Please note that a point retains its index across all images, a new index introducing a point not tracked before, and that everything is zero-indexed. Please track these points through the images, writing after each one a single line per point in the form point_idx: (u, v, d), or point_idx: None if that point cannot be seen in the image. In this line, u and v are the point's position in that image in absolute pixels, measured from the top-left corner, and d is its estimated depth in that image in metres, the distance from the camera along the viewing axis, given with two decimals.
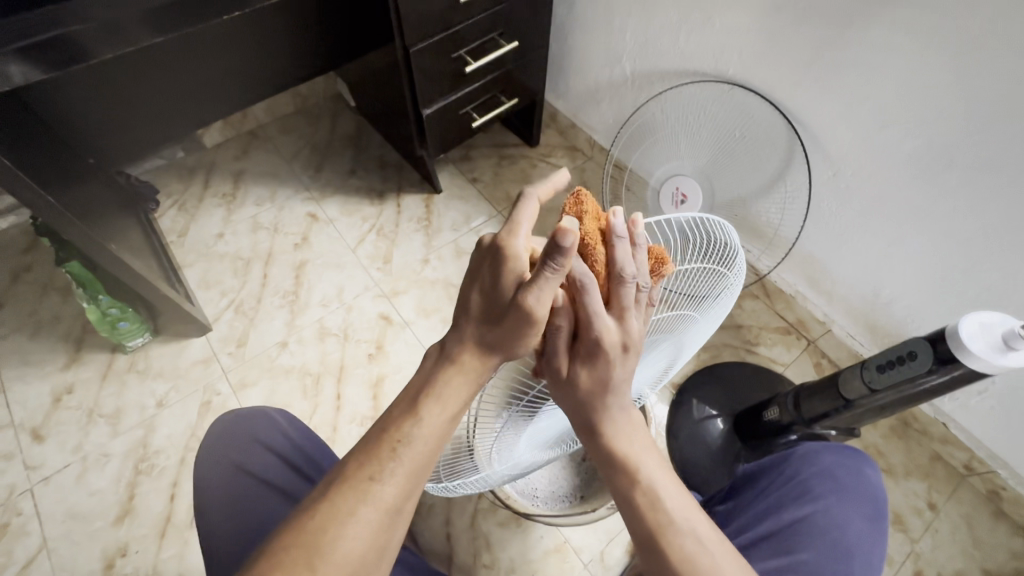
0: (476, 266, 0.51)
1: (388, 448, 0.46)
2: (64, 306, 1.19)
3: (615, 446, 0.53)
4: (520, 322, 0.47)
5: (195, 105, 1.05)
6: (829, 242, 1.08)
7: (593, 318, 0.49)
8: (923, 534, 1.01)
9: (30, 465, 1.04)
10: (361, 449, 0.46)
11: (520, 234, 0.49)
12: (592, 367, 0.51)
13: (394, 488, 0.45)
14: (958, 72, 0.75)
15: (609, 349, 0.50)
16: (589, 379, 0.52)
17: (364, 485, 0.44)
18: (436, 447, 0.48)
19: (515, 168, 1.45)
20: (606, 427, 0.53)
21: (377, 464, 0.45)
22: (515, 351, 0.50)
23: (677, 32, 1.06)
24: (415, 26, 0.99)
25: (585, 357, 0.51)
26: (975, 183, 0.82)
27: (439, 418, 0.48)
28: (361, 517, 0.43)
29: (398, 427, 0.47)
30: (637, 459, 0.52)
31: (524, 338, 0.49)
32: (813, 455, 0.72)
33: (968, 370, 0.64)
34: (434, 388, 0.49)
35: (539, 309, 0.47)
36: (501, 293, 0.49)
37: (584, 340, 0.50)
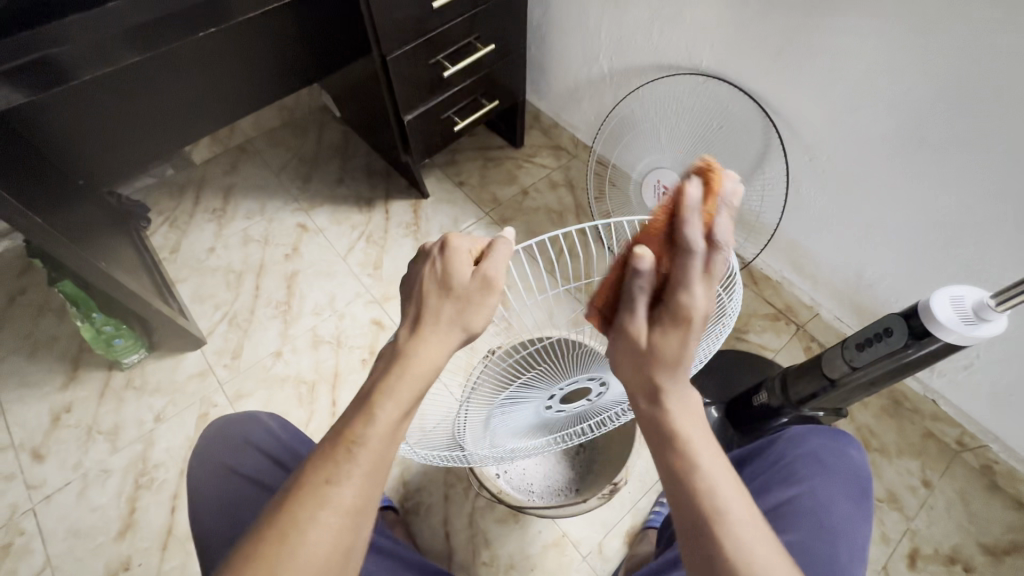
0: (417, 271, 0.55)
1: (342, 451, 0.46)
2: (60, 325, 1.21)
3: (676, 427, 0.46)
4: (474, 292, 0.52)
5: (183, 123, 1.06)
6: (810, 226, 1.09)
7: (687, 281, 0.43)
8: (919, 511, 1.01)
9: (31, 485, 1.05)
10: (316, 456, 0.47)
11: (461, 240, 0.55)
12: (671, 335, 0.45)
13: (352, 490, 0.45)
14: (921, 53, 0.77)
15: (693, 320, 0.45)
16: (668, 348, 0.45)
17: (320, 489, 0.44)
18: (391, 445, 0.48)
19: (501, 169, 1.47)
20: (666, 405, 0.46)
21: (332, 467, 0.45)
22: (470, 323, 0.52)
23: (650, 29, 1.08)
24: (392, 34, 1.01)
25: (666, 321, 0.45)
26: (942, 161, 0.84)
27: (392, 413, 0.48)
28: (320, 521, 0.43)
29: (351, 429, 0.47)
30: (693, 442, 0.45)
31: (478, 310, 0.52)
32: (799, 437, 0.72)
33: (943, 343, 0.65)
34: (386, 385, 0.49)
35: (493, 275, 0.53)
36: (451, 281, 0.52)
37: (669, 304, 0.45)
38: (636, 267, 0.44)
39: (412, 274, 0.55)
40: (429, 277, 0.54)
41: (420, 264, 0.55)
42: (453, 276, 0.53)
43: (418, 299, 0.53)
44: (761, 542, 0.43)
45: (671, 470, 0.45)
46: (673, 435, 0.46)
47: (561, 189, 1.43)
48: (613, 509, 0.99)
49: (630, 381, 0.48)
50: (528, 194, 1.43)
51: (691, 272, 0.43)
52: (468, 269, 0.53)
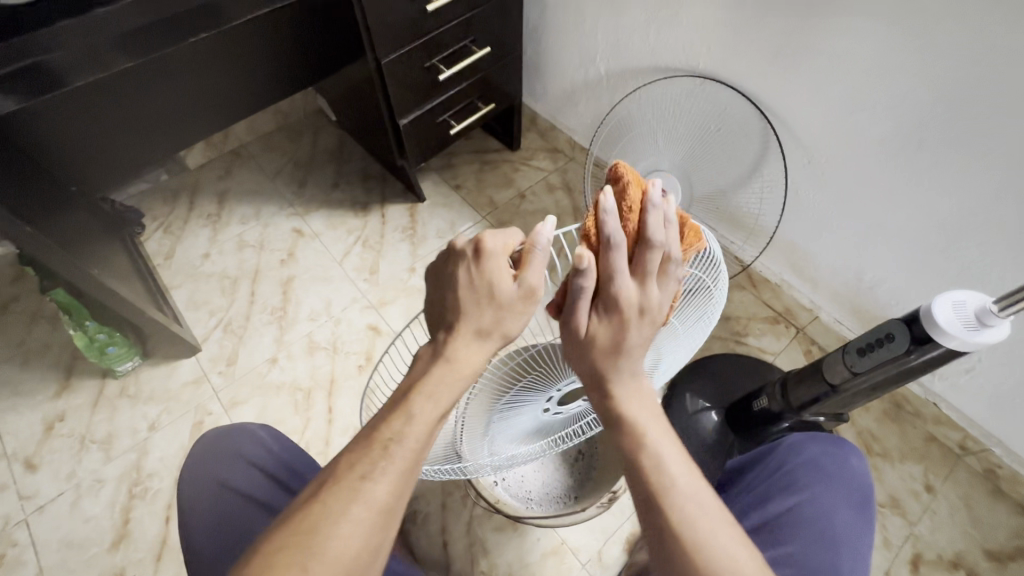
0: (450, 269, 0.53)
1: (380, 447, 0.45)
2: (53, 333, 1.20)
3: (623, 409, 0.50)
4: (515, 300, 0.51)
5: (175, 127, 1.05)
6: (809, 228, 1.08)
7: (617, 274, 0.48)
8: (922, 516, 1.00)
9: (24, 495, 1.04)
10: (353, 449, 0.46)
11: (495, 238, 0.52)
12: (605, 325, 0.50)
13: (387, 487, 0.44)
14: (922, 54, 0.76)
15: (624, 310, 0.49)
16: (602, 335, 0.50)
17: (355, 483, 0.43)
18: (427, 446, 0.47)
19: (498, 173, 1.46)
20: (613, 389, 0.51)
21: (368, 462, 0.44)
22: (509, 330, 0.51)
23: (646, 31, 1.07)
24: (386, 38, 1.00)
25: (599, 312, 0.50)
26: (943, 164, 0.83)
27: (431, 414, 0.48)
28: (353, 516, 0.42)
29: (388, 426, 0.47)
30: (642, 424, 0.49)
31: (513, 318, 0.51)
32: (798, 445, 0.71)
33: (945, 349, 0.64)
34: (426, 385, 0.49)
35: (535, 283, 0.51)
36: (490, 288, 0.51)
37: (602, 296, 0.50)
38: (579, 266, 0.47)
39: (445, 273, 0.53)
40: (465, 279, 0.51)
41: (453, 261, 0.53)
42: (493, 282, 0.51)
43: (454, 305, 0.51)
44: (717, 524, 0.45)
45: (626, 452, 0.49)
46: (624, 418, 0.50)
47: (558, 192, 1.42)
48: (613, 516, 0.98)
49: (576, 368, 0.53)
50: (525, 197, 1.42)
51: (618, 266, 0.48)
52: (509, 273, 0.51)
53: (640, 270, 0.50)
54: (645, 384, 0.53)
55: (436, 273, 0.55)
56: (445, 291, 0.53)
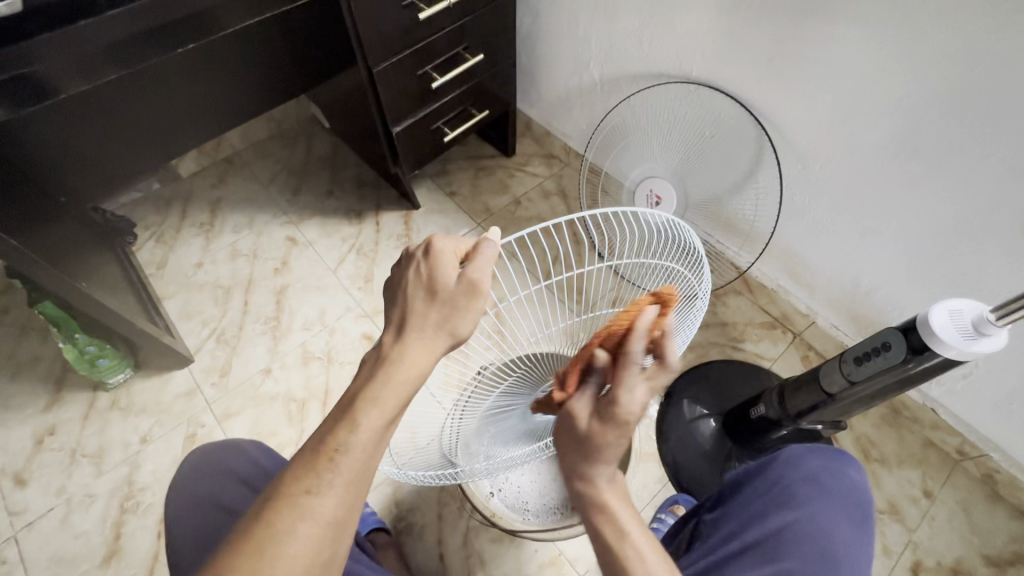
0: (402, 272, 0.53)
1: (324, 459, 0.43)
2: (44, 346, 1.18)
3: (602, 501, 0.49)
4: (460, 295, 0.50)
5: (165, 138, 1.03)
6: (806, 233, 1.07)
7: (630, 384, 0.46)
8: (920, 523, 1.00)
9: (12, 511, 1.02)
10: (296, 462, 0.44)
11: (448, 243, 0.53)
12: (608, 430, 0.47)
13: (334, 501, 0.42)
14: (915, 59, 0.75)
15: (630, 420, 0.46)
16: (602, 438, 0.47)
17: (300, 500, 0.42)
18: (375, 454, 0.45)
19: (493, 179, 1.45)
20: (595, 483, 0.49)
21: (313, 476, 0.42)
22: (458, 329, 0.50)
23: (640, 37, 1.07)
24: (378, 46, 0.99)
25: (603, 416, 0.47)
26: (939, 169, 0.82)
27: (377, 420, 0.46)
28: (300, 533, 0.40)
29: (333, 437, 0.44)
30: (619, 513, 0.49)
31: (463, 313, 0.50)
32: (796, 459, 0.70)
33: (943, 358, 0.63)
34: (371, 391, 0.47)
35: (479, 278, 0.50)
36: (437, 283, 0.51)
37: (608, 402, 0.47)
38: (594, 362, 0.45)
39: (396, 276, 0.53)
40: (414, 281, 0.52)
41: (404, 265, 0.53)
42: (438, 280, 0.51)
43: (404, 304, 0.51)
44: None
45: (600, 535, 0.49)
46: (601, 505, 0.49)
47: (554, 198, 1.42)
48: None
49: (566, 459, 0.51)
50: (520, 204, 1.41)
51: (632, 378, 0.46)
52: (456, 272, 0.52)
53: (652, 379, 0.46)
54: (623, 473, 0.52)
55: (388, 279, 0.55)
56: (394, 294, 0.53)
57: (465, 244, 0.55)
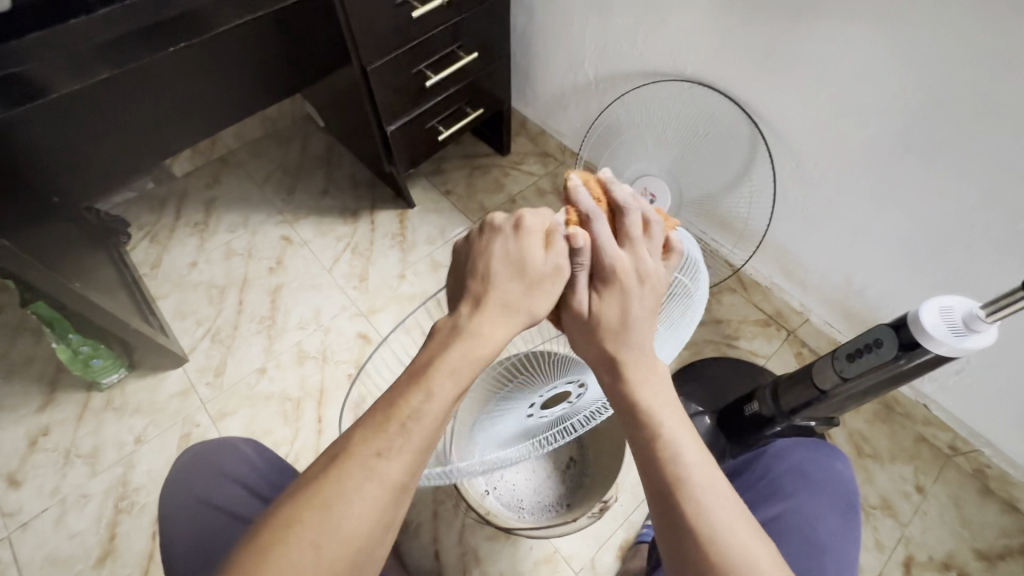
0: (480, 246, 0.53)
1: (397, 423, 0.43)
2: (37, 346, 1.18)
3: (637, 397, 0.48)
4: (546, 277, 0.50)
5: (159, 138, 1.03)
6: (799, 231, 1.08)
7: (607, 244, 0.51)
8: (913, 517, 1.01)
9: (6, 512, 1.02)
10: (368, 422, 0.44)
11: (532, 220, 0.52)
12: (608, 300, 0.51)
13: (400, 466, 0.42)
14: (907, 58, 0.76)
15: (622, 277, 0.51)
16: (608, 310, 0.50)
17: (370, 460, 0.42)
18: (445, 424, 0.45)
19: (488, 178, 1.45)
20: (625, 371, 0.49)
21: (385, 438, 0.42)
22: (539, 311, 0.50)
23: (634, 35, 1.07)
24: (372, 45, 0.99)
25: (599, 288, 0.51)
26: (931, 165, 0.83)
27: (449, 393, 0.45)
28: (367, 493, 0.40)
29: (405, 401, 0.44)
30: (658, 412, 0.48)
31: (547, 295, 0.50)
32: (784, 451, 0.71)
33: (933, 354, 0.64)
34: (444, 361, 0.46)
35: (564, 263, 0.51)
36: (521, 262, 0.51)
37: (597, 271, 0.51)
38: (574, 245, 0.51)
39: (473, 251, 0.53)
40: (500, 253, 0.52)
41: (483, 242, 0.53)
42: (526, 257, 0.51)
43: (484, 279, 0.51)
44: (728, 510, 0.44)
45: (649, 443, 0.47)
46: (638, 405, 0.48)
47: (549, 196, 1.42)
48: (606, 523, 0.98)
49: (586, 352, 0.52)
50: (515, 202, 1.41)
51: (604, 240, 0.51)
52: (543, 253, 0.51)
53: (625, 237, 0.52)
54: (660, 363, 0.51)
55: (467, 244, 0.54)
56: (474, 262, 0.52)
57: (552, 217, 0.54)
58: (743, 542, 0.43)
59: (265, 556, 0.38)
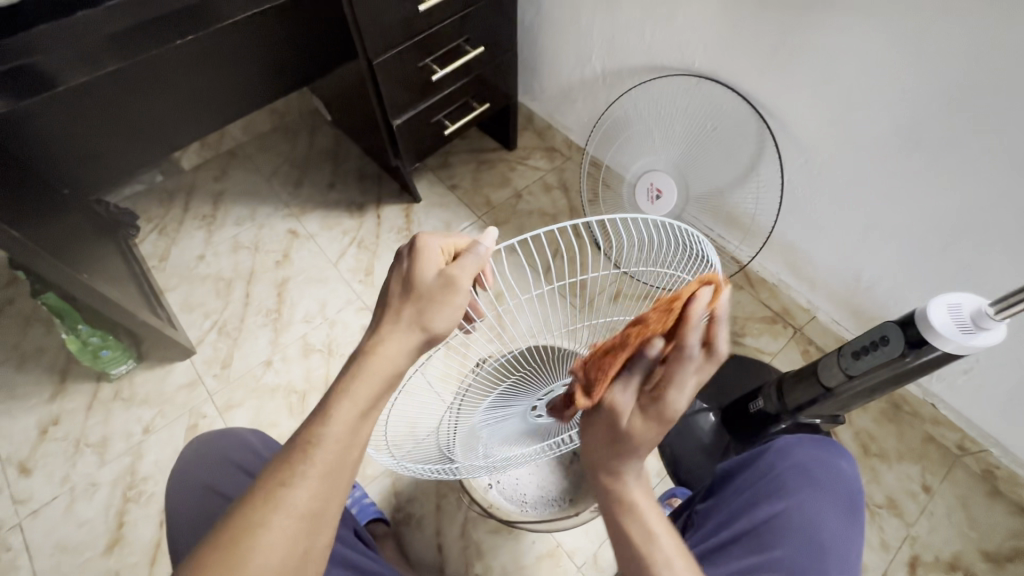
0: (392, 263, 0.54)
1: (299, 452, 0.45)
2: (48, 336, 1.20)
3: (630, 500, 0.49)
4: (439, 296, 0.50)
5: (166, 132, 1.03)
6: (807, 228, 1.07)
7: (682, 387, 0.44)
8: (919, 517, 1.00)
9: (18, 499, 1.04)
10: (275, 458, 0.46)
11: (434, 239, 0.52)
12: (649, 424, 0.45)
13: (306, 492, 0.43)
14: (917, 52, 0.75)
15: (671, 415, 0.45)
16: (644, 435, 0.46)
17: (275, 493, 0.43)
18: (350, 447, 0.46)
19: (495, 172, 1.45)
20: (625, 476, 0.48)
21: (288, 469, 0.44)
22: (431, 329, 0.50)
23: (641, 29, 1.06)
24: (378, 38, 0.99)
25: (644, 408, 0.45)
26: (941, 162, 0.82)
27: (349, 413, 0.47)
28: (274, 525, 0.42)
29: (309, 429, 0.46)
30: (645, 509, 0.49)
31: (438, 313, 0.50)
32: (787, 449, 0.70)
33: (942, 352, 0.63)
34: (343, 383, 0.48)
35: (461, 280, 0.50)
36: (415, 279, 0.51)
37: (654, 400, 0.45)
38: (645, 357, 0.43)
39: (387, 270, 0.54)
40: (397, 277, 0.52)
41: (395, 259, 0.54)
42: (420, 277, 0.51)
43: (387, 299, 0.52)
44: None
45: (627, 537, 0.48)
46: (627, 502, 0.49)
47: (555, 191, 1.41)
48: None
49: (598, 453, 0.48)
50: (521, 197, 1.41)
51: (681, 376, 0.43)
52: (438, 272, 0.51)
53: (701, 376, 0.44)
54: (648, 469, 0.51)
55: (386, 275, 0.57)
56: (381, 288, 0.54)
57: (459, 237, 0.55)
58: None
59: None
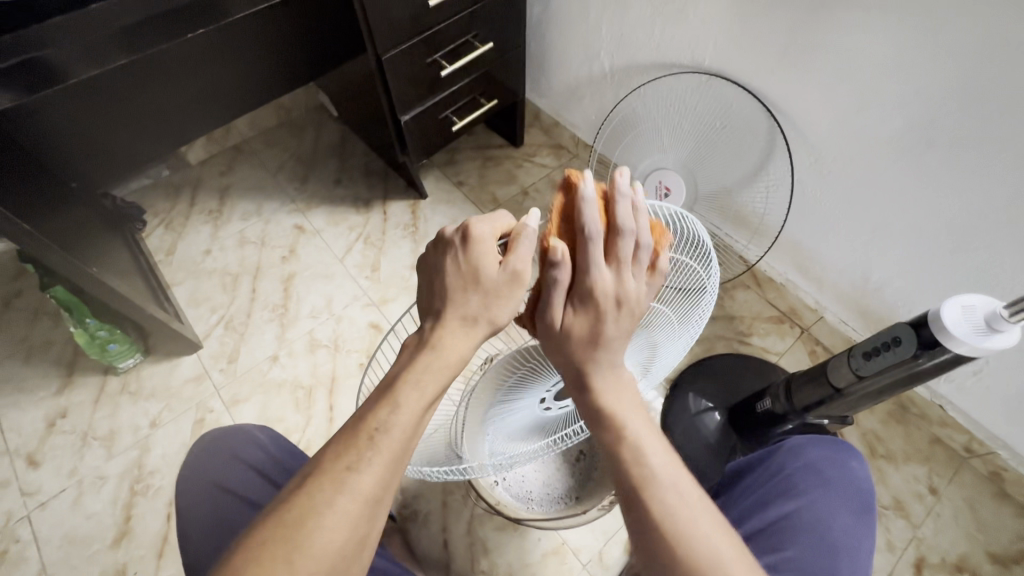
0: (440, 253, 0.54)
1: (366, 437, 0.45)
2: (56, 330, 1.20)
3: (603, 403, 0.51)
4: (500, 284, 0.51)
5: (175, 125, 1.03)
6: (816, 228, 1.07)
7: (591, 265, 0.49)
8: (926, 519, 1.00)
9: (26, 492, 1.04)
10: (340, 440, 0.46)
11: (483, 224, 0.53)
12: (582, 316, 0.51)
13: (372, 478, 0.43)
14: (932, 51, 0.74)
15: (602, 303, 0.50)
16: (580, 327, 0.51)
17: (341, 475, 0.43)
18: (413, 437, 0.47)
19: (501, 169, 1.45)
20: (592, 377, 0.52)
21: (354, 453, 0.44)
22: (497, 318, 0.52)
23: (651, 25, 1.05)
24: (387, 33, 0.98)
25: (575, 304, 0.51)
26: (955, 161, 0.81)
27: (417, 404, 0.47)
28: (339, 507, 0.42)
29: (374, 416, 0.46)
30: (626, 418, 0.51)
31: (505, 302, 0.52)
32: (798, 449, 0.71)
33: (954, 354, 0.63)
34: (411, 374, 0.49)
35: (521, 268, 0.52)
36: (475, 268, 0.52)
37: (577, 289, 0.51)
38: (552, 258, 0.48)
39: (434, 261, 0.55)
40: (452, 268, 0.52)
41: (441, 250, 0.54)
42: (479, 267, 0.52)
43: (443, 291, 0.52)
44: (697, 510, 0.45)
45: (617, 453, 0.49)
46: (606, 410, 0.51)
47: None
48: (615, 517, 0.98)
49: (557, 362, 0.54)
50: (528, 194, 1.41)
51: (590, 260, 0.49)
52: (496, 259, 0.52)
53: (615, 259, 0.51)
54: (627, 375, 0.54)
55: (426, 261, 0.56)
56: (432, 279, 0.54)
57: (503, 223, 0.55)
58: (711, 542, 0.44)
59: None
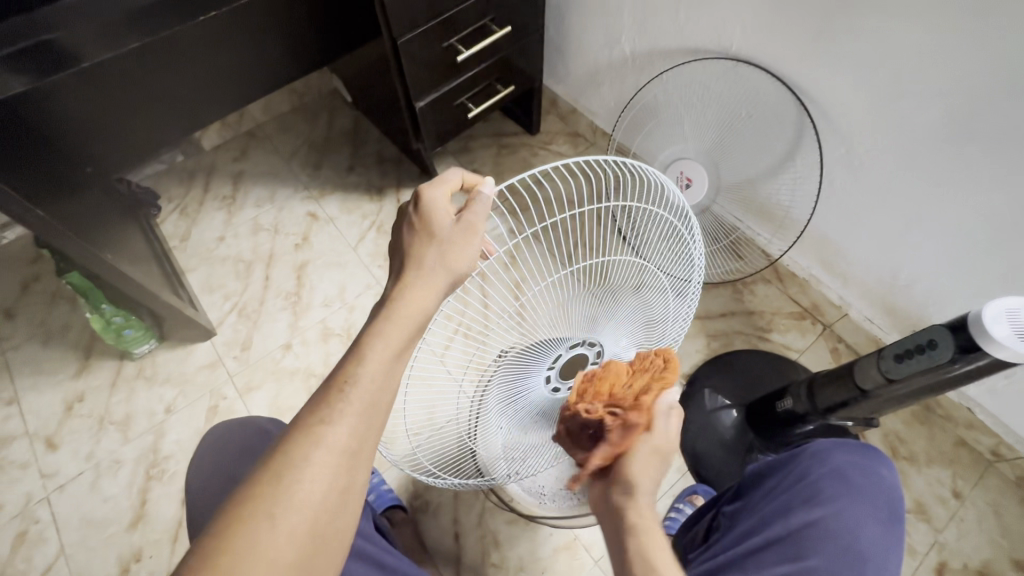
0: (400, 221, 0.56)
1: (336, 390, 0.45)
2: (73, 314, 1.21)
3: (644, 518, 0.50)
4: (460, 237, 0.54)
5: (189, 110, 1.01)
6: (844, 221, 1.02)
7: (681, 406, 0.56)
8: (949, 523, 0.97)
9: (45, 474, 1.06)
10: (311, 399, 0.46)
11: (439, 188, 0.55)
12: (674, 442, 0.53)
13: (345, 430, 0.44)
14: (979, 35, 0.70)
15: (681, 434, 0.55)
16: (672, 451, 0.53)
17: (315, 428, 0.43)
18: (385, 389, 0.47)
19: (516, 157, 1.42)
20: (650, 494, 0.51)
21: (326, 407, 0.44)
22: (457, 266, 0.54)
23: (675, 9, 1.01)
24: (402, 15, 0.95)
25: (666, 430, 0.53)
26: (998, 152, 0.77)
27: (384, 353, 0.48)
28: (316, 460, 0.42)
29: (343, 370, 0.47)
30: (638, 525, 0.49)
31: (464, 250, 0.54)
32: (823, 454, 0.68)
33: (993, 359, 0.60)
34: (376, 328, 0.49)
35: (476, 221, 0.55)
36: (432, 226, 0.54)
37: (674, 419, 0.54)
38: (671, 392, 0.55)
39: (395, 230, 0.56)
40: (412, 229, 0.55)
41: (400, 217, 0.56)
42: (436, 223, 0.54)
43: (405, 251, 0.54)
44: None
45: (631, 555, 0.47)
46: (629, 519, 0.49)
47: None
48: None
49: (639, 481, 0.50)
50: None
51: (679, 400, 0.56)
52: (451, 218, 0.55)
53: None
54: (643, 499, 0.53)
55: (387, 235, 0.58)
56: (394, 245, 0.56)
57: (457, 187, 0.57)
58: None
59: (220, 532, 0.39)
